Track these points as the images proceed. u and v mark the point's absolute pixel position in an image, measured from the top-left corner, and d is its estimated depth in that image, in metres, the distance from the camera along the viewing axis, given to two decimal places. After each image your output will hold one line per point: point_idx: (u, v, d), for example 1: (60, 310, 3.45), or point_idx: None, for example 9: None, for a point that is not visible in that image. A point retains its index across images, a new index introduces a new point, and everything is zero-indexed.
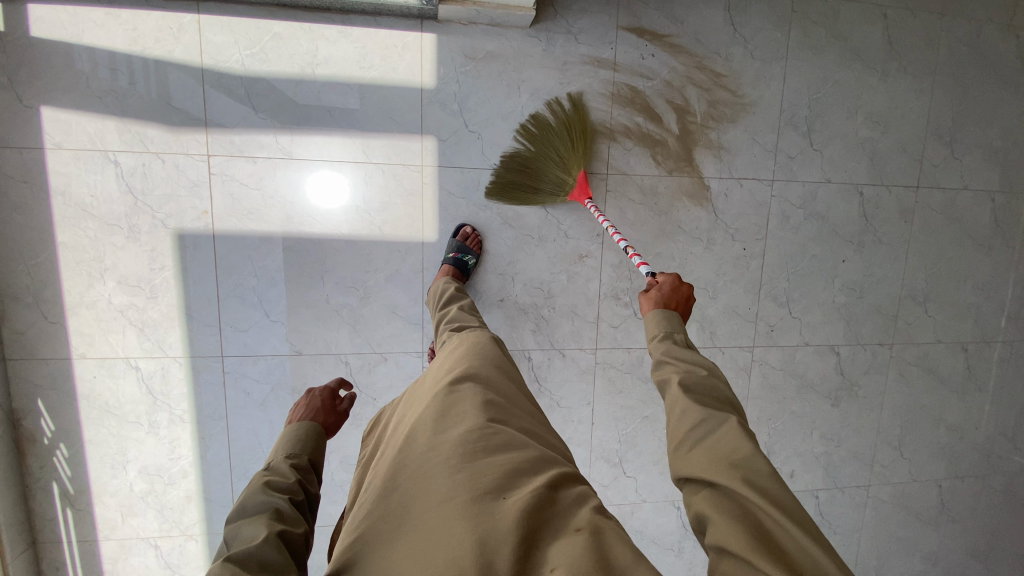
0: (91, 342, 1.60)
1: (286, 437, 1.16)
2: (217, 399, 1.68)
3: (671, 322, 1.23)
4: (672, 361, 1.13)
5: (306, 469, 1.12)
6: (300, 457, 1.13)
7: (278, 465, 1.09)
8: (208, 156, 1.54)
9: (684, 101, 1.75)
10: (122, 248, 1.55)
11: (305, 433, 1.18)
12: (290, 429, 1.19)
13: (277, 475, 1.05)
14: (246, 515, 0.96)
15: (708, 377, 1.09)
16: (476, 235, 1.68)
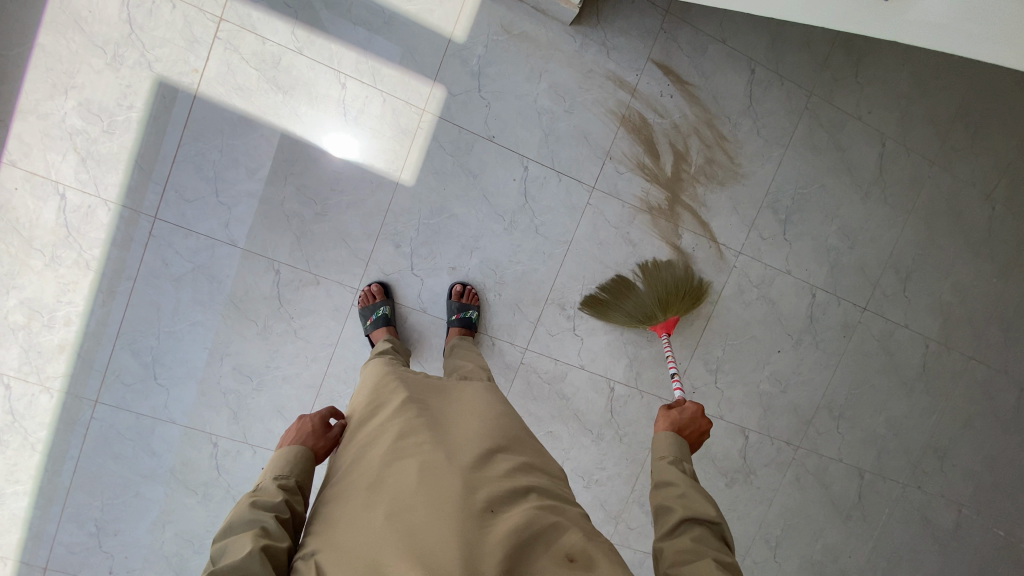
0: (26, 153, 1.51)
1: (279, 455, 1.02)
2: (133, 258, 1.60)
3: (681, 451, 1.12)
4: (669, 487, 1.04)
5: (300, 490, 0.98)
6: (295, 474, 0.99)
7: (267, 484, 0.95)
8: (221, 19, 1.54)
9: (684, 148, 1.82)
10: (97, 73, 1.51)
11: (303, 451, 1.03)
12: (283, 444, 1.04)
13: (265, 495, 0.92)
14: (231, 534, 0.85)
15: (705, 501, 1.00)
16: (471, 291, 1.74)
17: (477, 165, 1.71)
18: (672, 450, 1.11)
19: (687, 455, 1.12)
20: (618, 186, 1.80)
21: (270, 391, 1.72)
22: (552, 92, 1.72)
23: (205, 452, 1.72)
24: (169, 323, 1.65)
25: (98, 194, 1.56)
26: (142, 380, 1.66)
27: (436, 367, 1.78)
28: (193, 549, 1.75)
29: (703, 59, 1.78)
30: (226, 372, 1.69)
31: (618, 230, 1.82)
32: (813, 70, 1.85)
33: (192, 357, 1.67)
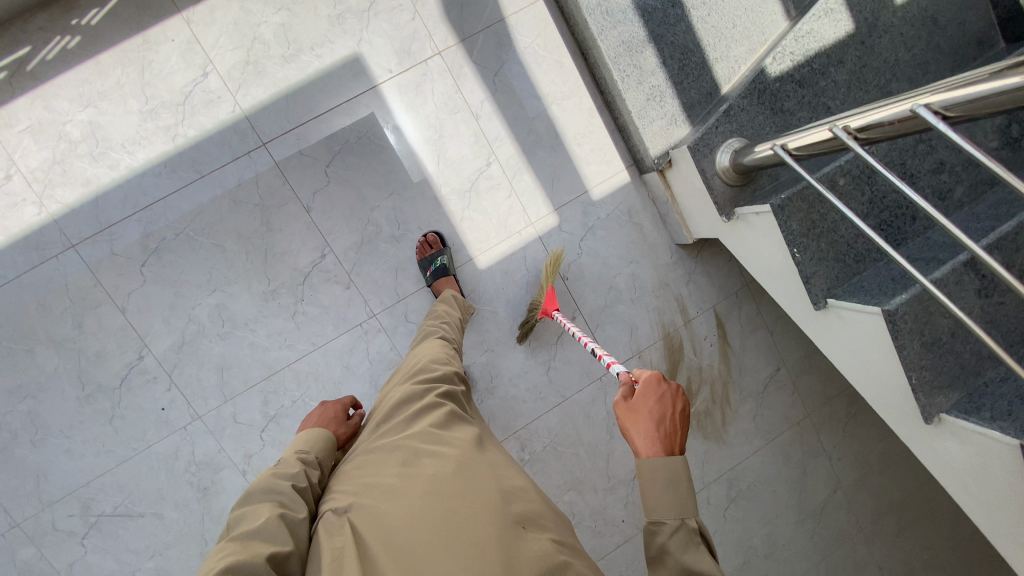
0: (207, 24, 1.55)
1: (301, 441, 1.09)
2: (216, 159, 1.59)
3: (673, 485, 0.79)
4: (663, 557, 0.76)
5: (317, 467, 1.04)
6: (314, 453, 1.06)
7: (287, 459, 1.02)
8: (437, 53, 1.68)
9: (696, 390, 1.98)
10: (315, 15, 1.60)
11: (320, 435, 1.13)
12: (299, 436, 1.13)
13: (284, 465, 0.98)
14: (251, 501, 0.89)
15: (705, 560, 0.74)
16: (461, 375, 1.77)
17: (539, 290, 1.82)
18: (674, 508, 0.78)
19: (694, 504, 0.79)
20: None
21: (229, 345, 1.64)
22: (630, 279, 1.89)
23: (127, 356, 1.60)
24: (196, 230, 1.60)
25: (233, 95, 1.58)
26: (127, 257, 1.57)
27: None
28: (32, 437, 1.57)
29: (750, 336, 2.01)
30: (207, 303, 1.62)
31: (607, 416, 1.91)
32: (818, 400, 2.10)
33: (189, 270, 1.60)
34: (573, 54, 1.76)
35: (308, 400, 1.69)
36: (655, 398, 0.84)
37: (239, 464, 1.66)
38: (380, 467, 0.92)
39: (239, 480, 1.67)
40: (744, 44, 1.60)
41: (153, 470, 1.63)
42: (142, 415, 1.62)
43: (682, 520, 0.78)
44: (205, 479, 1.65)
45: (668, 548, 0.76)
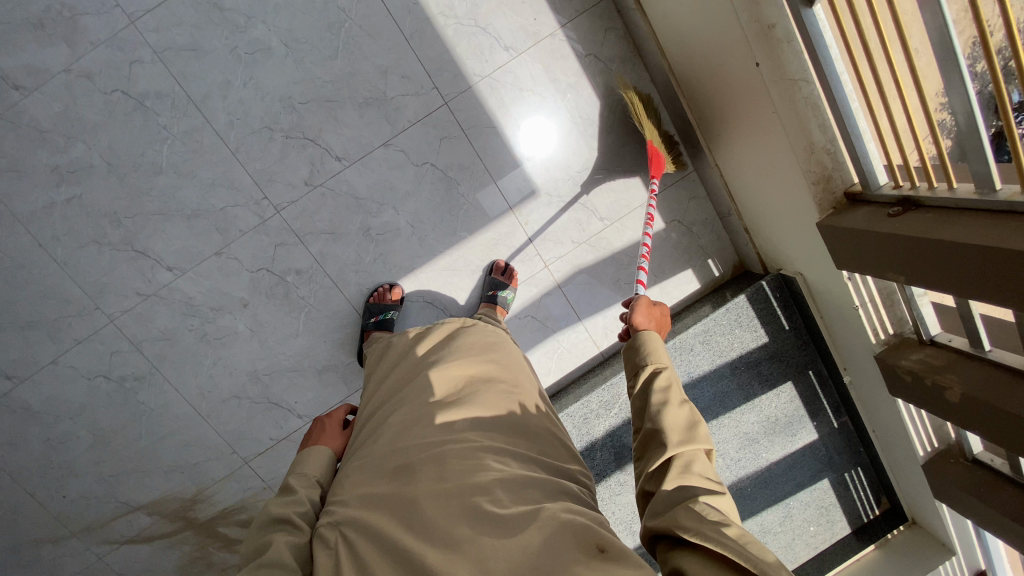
0: (550, 51, 1.64)
1: (303, 458, 1.10)
2: (424, 54, 1.60)
3: (661, 347, 1.08)
4: (660, 402, 0.97)
5: (318, 486, 1.06)
6: (315, 472, 1.07)
7: (288, 482, 1.03)
8: (545, 264, 1.81)
9: (233, 546, 1.88)
10: (567, 150, 1.72)
11: (325, 453, 1.12)
12: (302, 450, 1.13)
13: (291, 492, 1.00)
14: (261, 524, 0.92)
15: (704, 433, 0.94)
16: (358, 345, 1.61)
17: (321, 378, 1.77)
18: (660, 363, 1.04)
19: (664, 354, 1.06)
20: (233, 480, 1.82)
21: (223, 60, 1.52)
22: None
23: None
24: (347, 30, 1.55)
25: (488, 74, 1.63)
26: None
27: (147, 228, 1.59)
28: None
29: None
30: (268, 39, 1.53)
31: (188, 461, 1.78)
32: None
33: (304, 21, 1.53)
34: (556, 385, 1.89)
35: (166, 143, 1.55)
36: (659, 310, 1.23)
37: (76, 66, 1.48)
38: (362, 469, 0.96)
39: (55, 66, 1.48)
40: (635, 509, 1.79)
41: None
42: None
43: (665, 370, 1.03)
44: (52, 27, 1.46)
45: (666, 390, 0.99)
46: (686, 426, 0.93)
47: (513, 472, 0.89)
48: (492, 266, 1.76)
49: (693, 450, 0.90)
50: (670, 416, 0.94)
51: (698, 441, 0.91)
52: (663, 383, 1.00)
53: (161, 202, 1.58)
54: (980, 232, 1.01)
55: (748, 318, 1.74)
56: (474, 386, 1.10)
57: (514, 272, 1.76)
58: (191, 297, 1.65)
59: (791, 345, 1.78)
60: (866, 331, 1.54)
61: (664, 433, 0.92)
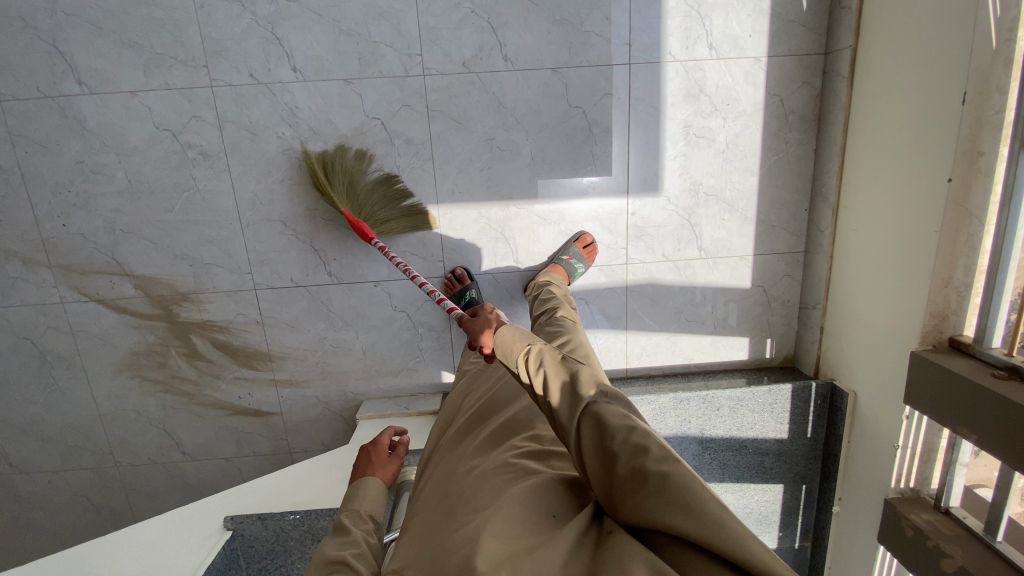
0: (746, 73, 1.61)
1: (348, 496, 1.08)
2: (638, 10, 1.54)
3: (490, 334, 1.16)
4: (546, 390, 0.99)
5: (373, 521, 1.03)
6: (369, 505, 1.06)
7: (342, 523, 1.00)
8: (626, 262, 1.78)
9: (195, 359, 1.78)
10: (705, 171, 1.70)
11: (370, 481, 1.11)
12: (352, 479, 1.12)
13: (344, 534, 0.97)
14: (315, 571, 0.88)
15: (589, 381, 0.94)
16: (462, 278, 1.71)
17: (371, 249, 1.70)
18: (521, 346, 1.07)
19: (513, 334, 1.10)
20: (233, 298, 1.72)
21: None
22: (342, 343, 1.78)
23: None
24: None
25: (680, 59, 1.59)
26: None
27: (295, 18, 1.50)
28: None
29: (233, 435, 1.87)
30: None
31: (201, 257, 1.68)
32: (128, 477, 1.91)
33: None
34: None
35: None
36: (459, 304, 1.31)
37: None
38: (427, 489, 1.10)
39: None
40: None
41: None
42: None
43: (531, 352, 1.05)
44: None
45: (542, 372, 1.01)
46: (569, 393, 0.95)
47: (537, 467, 1.01)
48: (577, 237, 1.72)
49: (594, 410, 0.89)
50: (560, 397, 0.95)
51: (581, 400, 0.91)
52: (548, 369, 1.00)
53: (322, 2, 1.49)
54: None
55: (780, 409, 1.73)
56: (510, 403, 1.25)
57: (593, 248, 1.71)
58: (297, 106, 1.57)
59: (802, 453, 1.77)
60: (887, 474, 1.54)
61: (567, 414, 0.92)
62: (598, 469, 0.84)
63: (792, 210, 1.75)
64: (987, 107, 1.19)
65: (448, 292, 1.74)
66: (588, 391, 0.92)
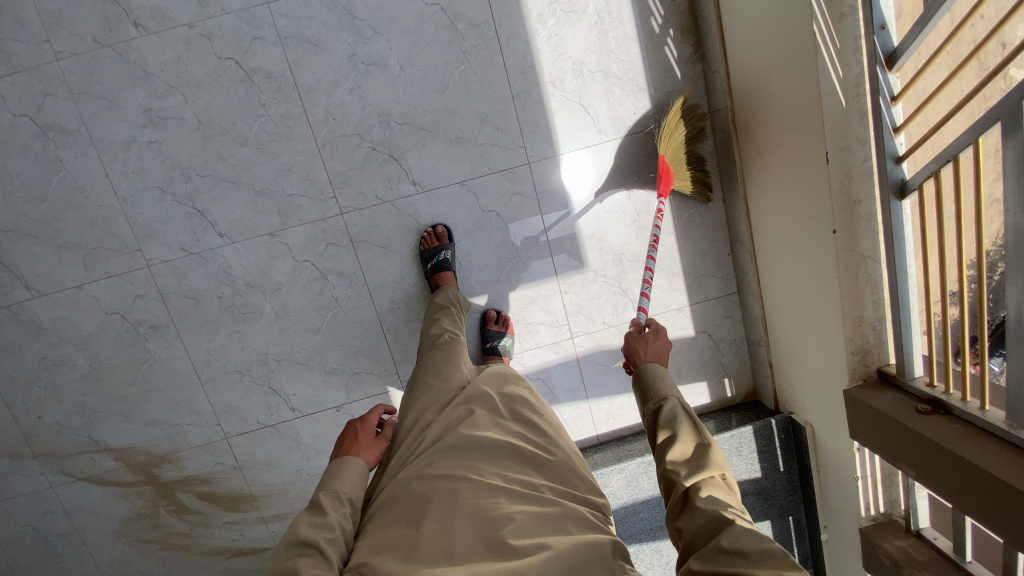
0: (639, 146, 1.70)
1: (334, 467, 1.15)
2: (526, 114, 1.65)
3: (666, 380, 1.14)
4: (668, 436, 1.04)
5: (349, 504, 1.10)
6: (348, 488, 1.12)
7: (320, 498, 1.08)
8: (571, 337, 1.84)
9: (184, 513, 1.85)
10: (625, 239, 1.77)
11: (355, 461, 1.16)
12: (335, 458, 1.17)
13: (320, 515, 1.05)
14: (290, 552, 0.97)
15: (716, 458, 1.00)
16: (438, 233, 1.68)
17: (328, 378, 1.78)
18: (659, 393, 1.11)
19: (670, 386, 1.12)
20: (209, 450, 1.80)
21: (340, 61, 1.56)
22: (320, 470, 1.85)
23: None
24: (463, 70, 1.60)
25: (574, 148, 1.69)
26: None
27: (212, 190, 1.61)
28: None
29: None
30: (388, 56, 1.57)
31: (170, 419, 1.76)
32: None
33: (424, 51, 1.58)
34: None
35: (258, 119, 1.57)
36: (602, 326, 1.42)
37: (198, 21, 1.51)
38: (397, 506, 1.10)
39: (180, 15, 1.50)
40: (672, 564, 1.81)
41: None
42: None
43: (662, 400, 1.09)
44: None
45: (671, 421, 1.05)
46: (697, 459, 1.01)
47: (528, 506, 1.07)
48: (482, 317, 1.77)
49: (708, 479, 0.97)
50: (679, 451, 1.02)
51: (706, 470, 0.98)
52: (682, 416, 1.06)
53: (234, 170, 1.60)
54: (996, 468, 1.04)
55: (748, 450, 1.77)
56: (496, 421, 1.27)
57: (505, 319, 1.78)
58: (230, 266, 1.66)
59: (780, 487, 1.80)
60: (858, 502, 1.56)
61: (678, 471, 0.98)
62: (699, 523, 0.90)
63: (716, 258, 1.82)
64: (851, 160, 1.27)
65: (424, 247, 1.69)
66: (712, 467, 0.99)
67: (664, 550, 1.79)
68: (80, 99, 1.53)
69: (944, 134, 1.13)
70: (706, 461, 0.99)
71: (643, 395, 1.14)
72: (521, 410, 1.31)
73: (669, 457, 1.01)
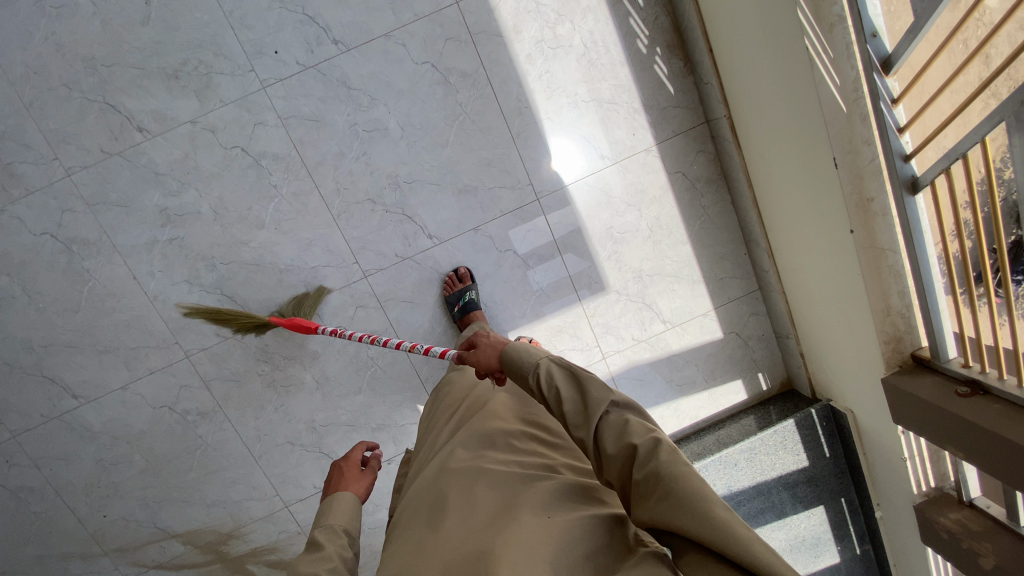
0: (643, 164, 1.73)
1: (324, 509, 1.02)
2: (529, 152, 1.68)
3: (522, 350, 1.00)
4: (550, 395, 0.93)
5: (348, 536, 0.98)
6: (342, 521, 1.00)
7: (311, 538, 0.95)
8: (602, 357, 1.87)
9: None
10: (642, 256, 1.80)
11: (344, 496, 1.04)
12: (323, 499, 1.04)
13: (315, 551, 0.92)
14: None
15: (597, 387, 0.89)
16: (459, 276, 1.69)
17: (375, 435, 1.82)
18: (528, 358, 0.97)
19: (535, 351, 0.98)
20: (272, 521, 1.85)
21: (342, 132, 1.59)
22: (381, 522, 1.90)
23: (338, 30, 1.54)
24: (462, 121, 1.63)
25: (580, 178, 1.72)
26: (440, 52, 1.58)
27: (237, 275, 1.64)
28: None
29: None
30: (387, 119, 1.60)
31: (230, 497, 1.81)
32: None
33: (422, 108, 1.61)
34: None
35: (271, 200, 1.61)
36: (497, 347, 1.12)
37: (202, 118, 1.55)
38: (415, 510, 1.00)
39: (183, 114, 1.54)
40: None
41: (203, 27, 1.51)
42: (270, 30, 1.52)
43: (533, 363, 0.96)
44: (187, 80, 1.53)
45: (548, 383, 0.93)
46: (581, 407, 0.89)
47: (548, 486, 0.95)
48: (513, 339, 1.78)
49: (607, 419, 0.87)
50: (568, 398, 0.91)
51: (596, 405, 0.87)
52: (557, 367, 0.94)
53: (255, 252, 1.64)
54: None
55: (793, 442, 1.81)
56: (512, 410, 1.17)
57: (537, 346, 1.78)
58: (265, 344, 1.70)
59: (828, 471, 1.84)
60: (908, 480, 1.60)
61: (579, 431, 0.89)
62: (620, 470, 0.83)
63: (733, 259, 1.84)
64: (860, 161, 1.29)
65: (449, 291, 1.70)
66: (602, 395, 0.88)
67: None
68: (98, 209, 1.57)
69: (964, 120, 1.07)
70: (596, 398, 0.88)
71: (517, 373, 0.99)
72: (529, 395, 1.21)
73: (567, 416, 0.90)
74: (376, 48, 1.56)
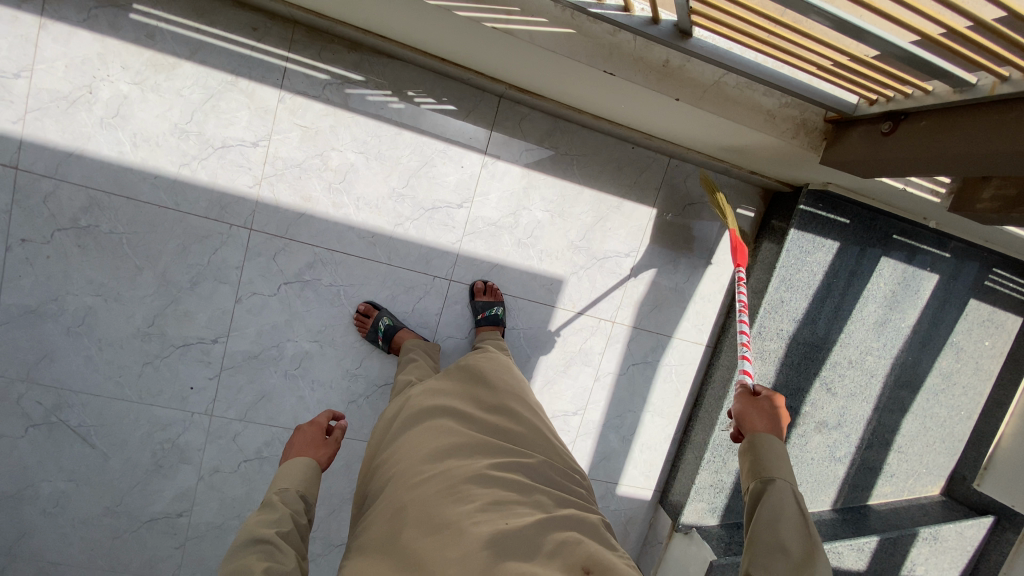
0: (492, 176, 1.71)
1: (289, 468, 1.09)
2: (409, 260, 1.71)
3: (781, 457, 0.97)
4: (766, 509, 0.92)
5: (303, 501, 1.05)
6: (296, 483, 1.06)
7: (266, 497, 1.02)
8: (612, 321, 1.87)
9: None
10: (564, 233, 1.79)
11: (306, 461, 1.10)
12: (283, 461, 1.11)
13: (267, 511, 0.99)
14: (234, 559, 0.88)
15: (822, 572, 0.87)
16: (365, 315, 1.67)
17: None
18: (767, 472, 0.96)
19: (788, 467, 0.96)
20: None
21: (285, 385, 1.71)
22: None
23: (207, 331, 1.63)
24: (344, 293, 1.68)
25: (462, 234, 1.72)
26: (280, 270, 1.63)
27: (330, 530, 1.83)
28: (71, 324, 1.57)
29: None
30: (301, 347, 1.69)
31: None
32: None
33: (313, 316, 1.68)
34: (692, 395, 1.99)
35: None
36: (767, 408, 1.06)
37: (203, 469, 1.72)
38: (374, 515, 0.99)
39: (190, 480, 1.72)
40: (853, 359, 1.87)
41: (137, 422, 1.66)
42: (171, 380, 1.65)
43: (768, 483, 0.95)
44: (167, 460, 1.70)
45: (777, 514, 0.91)
46: (785, 543, 0.88)
47: (515, 488, 0.99)
48: (471, 290, 1.74)
49: (789, 566, 0.86)
50: (784, 507, 0.92)
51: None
52: (781, 501, 0.93)
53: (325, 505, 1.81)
54: (999, 136, 1.01)
55: (811, 241, 1.76)
56: (489, 411, 1.18)
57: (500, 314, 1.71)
58: None
59: (861, 230, 1.78)
60: (926, 193, 1.52)
61: (753, 552, 0.88)
62: None
63: (629, 161, 1.79)
64: (625, 48, 1.22)
65: None
66: (822, 573, 0.86)
67: (838, 359, 1.86)
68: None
69: None
70: (795, 561, 0.87)
71: (751, 468, 0.98)
72: (494, 399, 1.21)
73: (760, 536, 0.89)
74: (241, 314, 1.64)
